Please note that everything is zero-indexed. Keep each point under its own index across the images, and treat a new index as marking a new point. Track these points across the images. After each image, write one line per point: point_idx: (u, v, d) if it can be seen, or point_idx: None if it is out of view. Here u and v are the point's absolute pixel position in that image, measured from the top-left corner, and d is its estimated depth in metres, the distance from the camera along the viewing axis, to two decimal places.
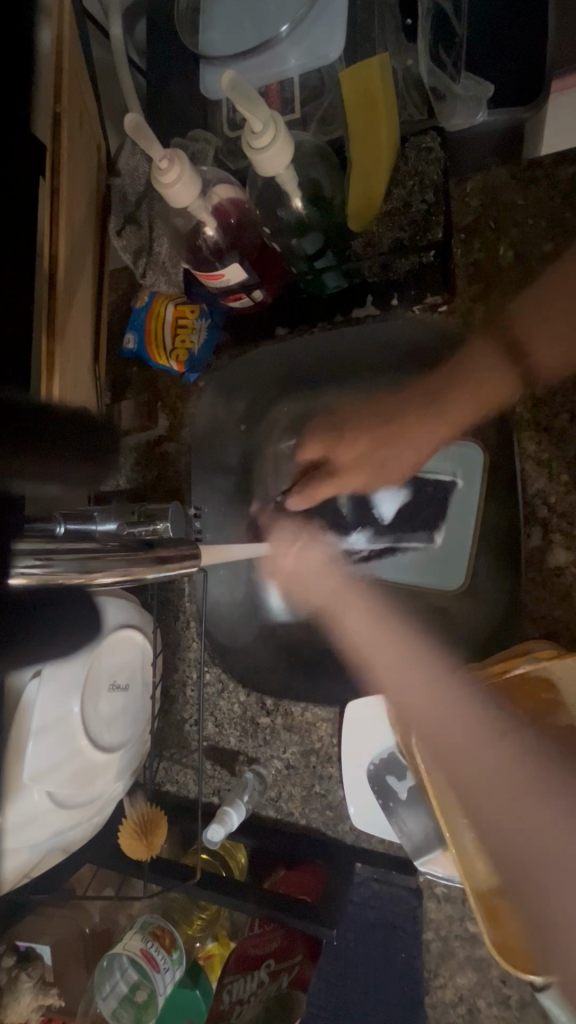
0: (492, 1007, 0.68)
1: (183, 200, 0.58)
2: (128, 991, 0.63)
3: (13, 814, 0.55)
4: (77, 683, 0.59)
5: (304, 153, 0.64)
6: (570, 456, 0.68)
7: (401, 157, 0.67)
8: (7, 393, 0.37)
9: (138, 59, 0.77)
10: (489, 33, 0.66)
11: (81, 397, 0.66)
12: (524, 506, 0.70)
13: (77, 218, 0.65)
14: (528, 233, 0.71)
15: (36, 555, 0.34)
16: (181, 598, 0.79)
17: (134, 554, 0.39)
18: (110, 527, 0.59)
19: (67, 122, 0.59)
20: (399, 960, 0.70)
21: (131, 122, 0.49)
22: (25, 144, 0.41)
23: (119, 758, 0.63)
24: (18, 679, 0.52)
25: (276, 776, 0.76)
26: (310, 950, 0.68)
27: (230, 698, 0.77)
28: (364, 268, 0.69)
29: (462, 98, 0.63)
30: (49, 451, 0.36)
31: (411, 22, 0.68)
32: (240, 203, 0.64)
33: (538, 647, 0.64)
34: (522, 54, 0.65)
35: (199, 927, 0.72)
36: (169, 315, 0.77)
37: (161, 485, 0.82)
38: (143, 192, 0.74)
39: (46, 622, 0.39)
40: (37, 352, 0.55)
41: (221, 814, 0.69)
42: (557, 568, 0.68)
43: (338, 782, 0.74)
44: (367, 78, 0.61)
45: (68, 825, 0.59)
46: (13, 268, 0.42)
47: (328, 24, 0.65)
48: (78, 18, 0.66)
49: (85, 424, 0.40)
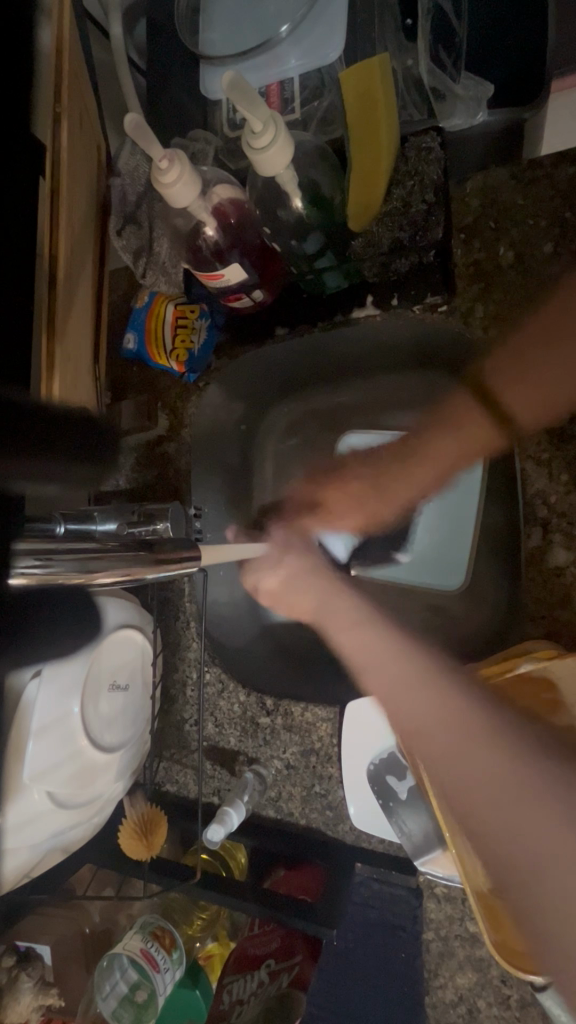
0: (491, 1007, 0.68)
1: (183, 200, 0.58)
2: (128, 991, 0.63)
3: (13, 814, 0.54)
4: (77, 683, 0.59)
5: (304, 153, 0.64)
6: (569, 456, 0.68)
7: (401, 157, 0.67)
8: (8, 393, 0.36)
9: (138, 59, 0.77)
10: (490, 33, 0.66)
11: (80, 397, 0.66)
12: (524, 506, 0.69)
13: (76, 218, 0.65)
14: (530, 232, 0.71)
15: (36, 554, 0.34)
16: (181, 598, 0.79)
17: (134, 554, 0.39)
18: (110, 527, 0.59)
19: (67, 122, 0.59)
20: (398, 960, 0.70)
21: (131, 122, 0.49)
22: (26, 143, 0.41)
23: (119, 759, 0.63)
24: (19, 679, 0.52)
25: (276, 776, 0.76)
26: (311, 950, 0.68)
27: (229, 698, 0.77)
28: (365, 268, 0.69)
29: (461, 98, 0.64)
30: (49, 450, 0.36)
31: (412, 22, 0.67)
32: (240, 203, 0.65)
33: (539, 647, 0.64)
34: (520, 55, 0.65)
35: (199, 927, 0.72)
36: (169, 315, 0.77)
37: (161, 485, 0.82)
38: (143, 192, 0.74)
39: (46, 623, 0.39)
40: (38, 352, 0.55)
41: (221, 814, 0.69)
42: (557, 568, 0.68)
43: (337, 782, 0.73)
44: (367, 79, 0.61)
45: (68, 826, 0.59)
46: (14, 268, 0.42)
47: (327, 25, 0.65)
48: (79, 18, 0.66)
49: (86, 424, 0.40)
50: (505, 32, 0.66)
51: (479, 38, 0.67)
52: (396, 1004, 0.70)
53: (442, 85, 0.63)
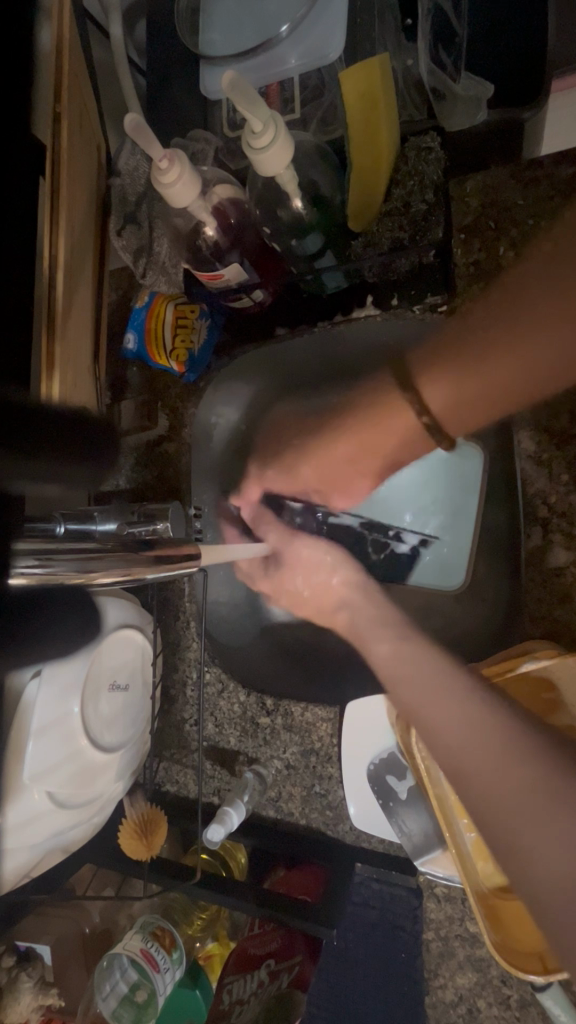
0: (492, 1007, 0.68)
1: (183, 200, 0.58)
2: (128, 991, 0.63)
3: (13, 814, 0.55)
4: (77, 683, 0.59)
5: (304, 153, 0.64)
6: (569, 456, 0.68)
7: (400, 157, 0.67)
8: (8, 393, 0.36)
9: (138, 59, 0.77)
10: (491, 33, 0.67)
11: (81, 396, 0.66)
12: (525, 505, 0.70)
13: (77, 218, 0.65)
14: (534, 234, 0.71)
15: (37, 554, 0.34)
16: (181, 598, 0.79)
17: (133, 554, 0.39)
18: (110, 527, 0.59)
19: (67, 122, 0.59)
20: (398, 960, 0.70)
21: (131, 122, 0.49)
22: (26, 143, 0.41)
23: (120, 758, 0.63)
24: (19, 680, 0.52)
25: (276, 776, 0.76)
26: (310, 951, 0.68)
27: (230, 698, 0.77)
28: (364, 269, 0.68)
29: (461, 96, 0.64)
30: (50, 451, 0.36)
31: (411, 22, 0.70)
32: (240, 203, 0.65)
33: (539, 646, 0.65)
34: (522, 55, 0.65)
35: (199, 927, 0.72)
36: (169, 315, 0.77)
37: (161, 485, 0.82)
38: (143, 192, 0.74)
39: (48, 624, 0.39)
40: (37, 352, 0.55)
41: (220, 814, 0.69)
42: (557, 568, 0.68)
43: (337, 782, 0.73)
44: (366, 77, 0.60)
45: (68, 825, 0.59)
46: (16, 268, 0.42)
47: (329, 24, 0.65)
48: (79, 17, 0.65)
49: (86, 425, 0.40)
50: (506, 32, 0.66)
51: (479, 38, 0.67)
52: (397, 1003, 0.70)
53: (441, 85, 0.63)
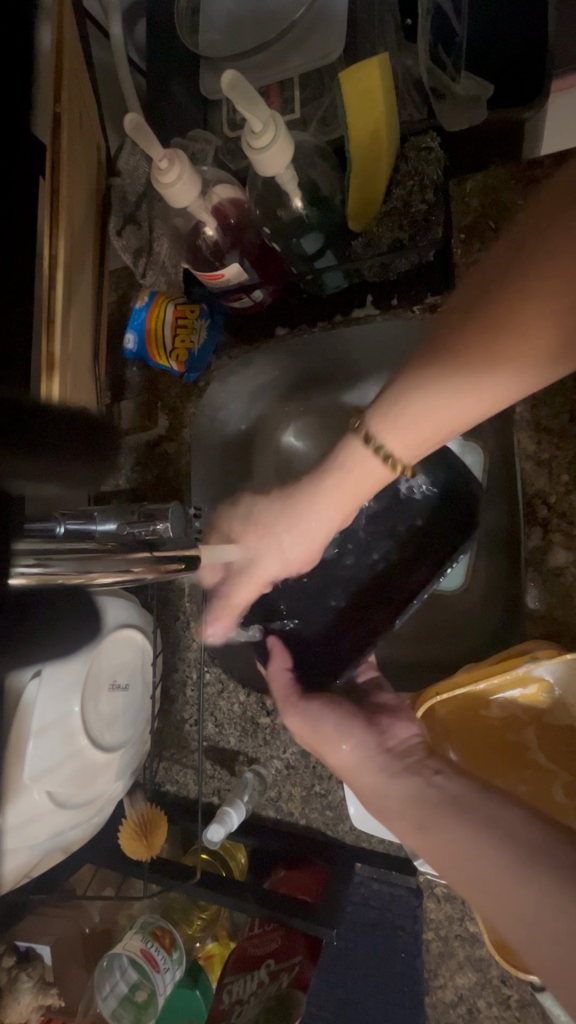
0: (492, 1007, 0.68)
1: (183, 200, 0.59)
2: (128, 991, 0.63)
3: (12, 814, 0.54)
4: (77, 683, 0.59)
5: (304, 153, 0.65)
6: (570, 455, 0.66)
7: (401, 157, 0.67)
8: (9, 392, 0.37)
9: (138, 59, 0.77)
10: (487, 34, 0.68)
11: (81, 398, 0.66)
12: (524, 505, 0.68)
13: (77, 217, 0.65)
14: None
15: (36, 554, 0.34)
16: (181, 598, 0.79)
17: (132, 554, 0.38)
18: (111, 527, 0.59)
19: (67, 121, 0.58)
20: (398, 961, 0.70)
21: (131, 122, 0.49)
22: (28, 145, 0.41)
23: (119, 758, 0.63)
24: (19, 680, 0.52)
25: (276, 776, 0.76)
26: (310, 950, 0.67)
27: (230, 698, 0.77)
28: (364, 268, 0.68)
29: (462, 97, 0.65)
30: (48, 450, 0.36)
31: (411, 21, 0.68)
32: (240, 203, 0.65)
33: (539, 645, 0.62)
34: (520, 55, 0.66)
35: (199, 926, 0.72)
36: (169, 315, 0.74)
37: (160, 485, 0.82)
38: (143, 192, 0.75)
39: (41, 624, 0.39)
40: (37, 352, 0.55)
41: (221, 814, 0.69)
42: (556, 568, 0.66)
43: (338, 782, 0.73)
44: (367, 79, 0.60)
45: (68, 826, 0.59)
46: (17, 268, 0.42)
47: (327, 25, 0.68)
48: (78, 16, 0.66)
49: (85, 423, 0.40)
50: (504, 34, 0.67)
51: (476, 38, 0.68)
52: (397, 1004, 0.70)
53: (441, 85, 0.65)
